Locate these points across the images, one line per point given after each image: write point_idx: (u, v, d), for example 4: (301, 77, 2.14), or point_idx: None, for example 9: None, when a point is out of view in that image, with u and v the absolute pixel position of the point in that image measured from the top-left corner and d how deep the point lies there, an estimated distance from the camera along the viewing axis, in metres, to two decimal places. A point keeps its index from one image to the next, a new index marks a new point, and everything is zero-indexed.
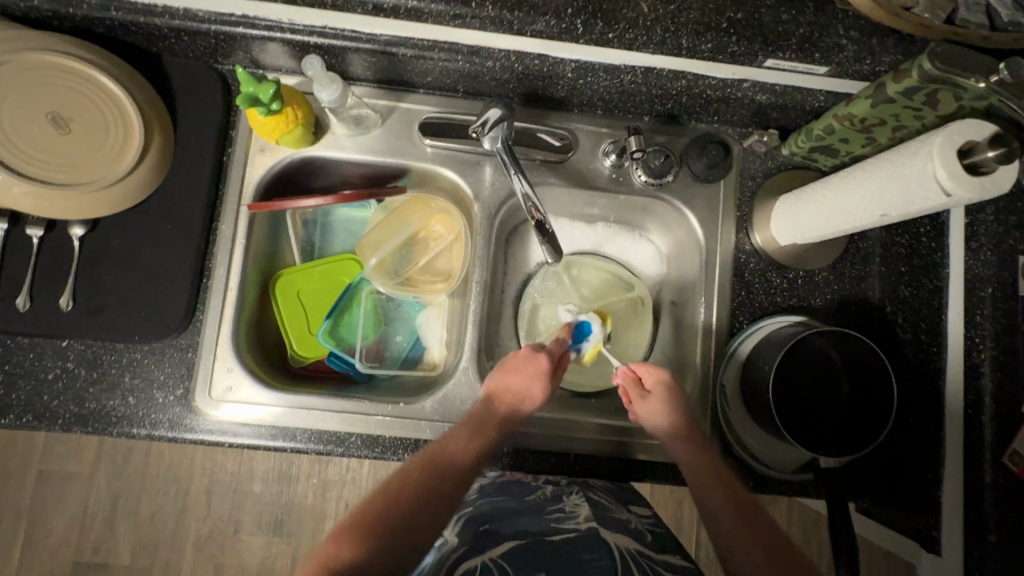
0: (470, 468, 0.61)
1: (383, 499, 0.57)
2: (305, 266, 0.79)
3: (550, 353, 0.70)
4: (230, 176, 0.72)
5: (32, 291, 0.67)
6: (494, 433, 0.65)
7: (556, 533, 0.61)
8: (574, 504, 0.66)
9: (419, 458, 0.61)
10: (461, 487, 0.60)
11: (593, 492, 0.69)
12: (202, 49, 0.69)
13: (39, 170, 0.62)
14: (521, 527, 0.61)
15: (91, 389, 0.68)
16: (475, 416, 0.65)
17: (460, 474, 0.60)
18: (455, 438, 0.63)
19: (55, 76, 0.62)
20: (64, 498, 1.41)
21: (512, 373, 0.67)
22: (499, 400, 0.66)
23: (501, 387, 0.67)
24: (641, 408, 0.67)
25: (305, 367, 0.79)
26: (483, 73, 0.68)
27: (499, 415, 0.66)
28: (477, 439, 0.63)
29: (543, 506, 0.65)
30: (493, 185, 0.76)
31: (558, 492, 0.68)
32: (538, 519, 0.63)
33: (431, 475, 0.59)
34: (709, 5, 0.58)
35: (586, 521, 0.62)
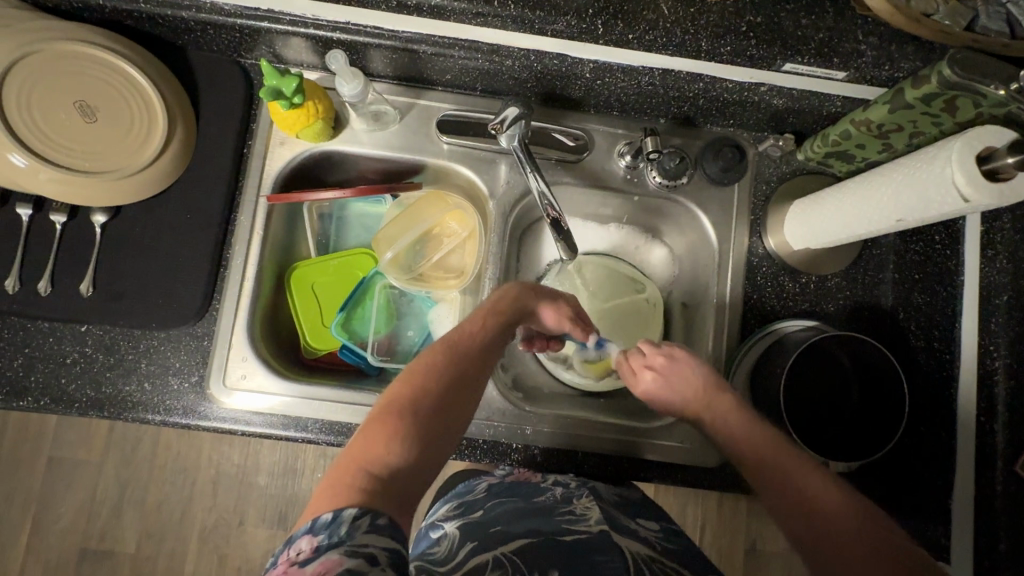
0: (498, 335, 0.58)
1: (418, 387, 0.51)
2: (321, 260, 0.80)
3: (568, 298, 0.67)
4: (249, 168, 0.73)
5: (53, 275, 0.68)
6: (512, 311, 0.60)
7: (566, 533, 0.59)
8: (584, 506, 0.64)
9: (444, 340, 0.56)
10: (490, 347, 0.57)
11: (602, 495, 0.68)
12: (226, 42, 0.70)
13: (65, 156, 0.63)
14: (530, 527, 0.60)
15: (108, 373, 0.69)
16: (500, 304, 0.60)
17: (489, 347, 0.57)
18: (483, 317, 0.59)
19: (83, 65, 0.64)
20: (72, 485, 1.42)
21: (547, 296, 0.64)
22: (510, 311, 0.60)
23: (510, 304, 0.61)
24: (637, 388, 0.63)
25: (318, 359, 0.80)
26: (502, 72, 0.69)
27: (518, 310, 0.61)
28: (495, 318, 0.59)
29: (553, 507, 0.64)
30: (508, 183, 0.76)
31: (568, 495, 0.67)
32: (548, 518, 0.61)
33: (461, 353, 0.55)
34: (729, 8, 0.59)
35: (598, 525, 0.60)
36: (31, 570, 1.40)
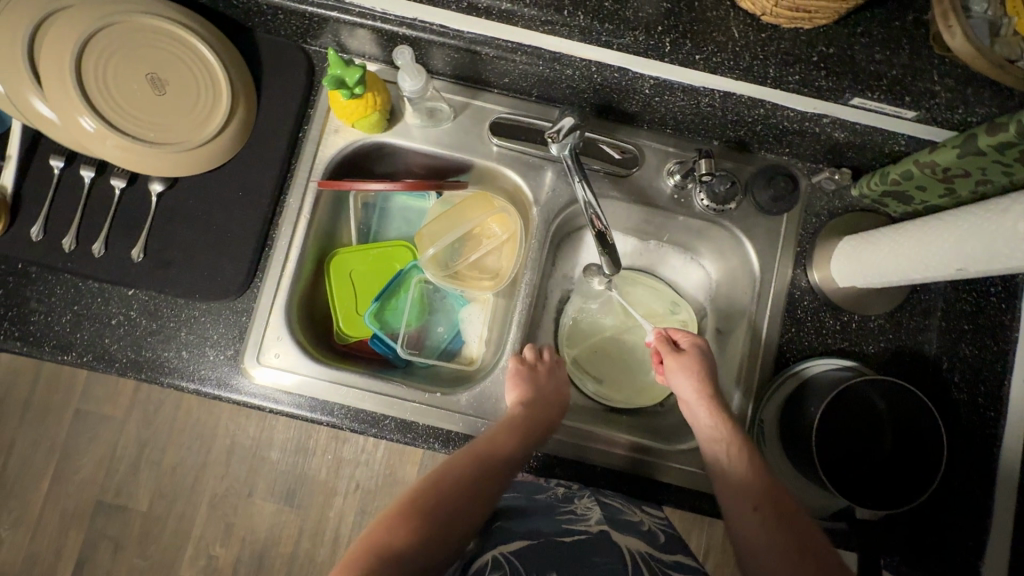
0: (522, 454, 0.65)
1: (435, 492, 0.59)
2: (361, 248, 0.81)
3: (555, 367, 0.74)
4: (302, 152, 0.74)
5: (108, 238, 0.71)
6: (536, 433, 0.67)
7: (566, 534, 0.61)
8: (585, 506, 0.66)
9: (468, 451, 0.64)
10: (509, 468, 0.64)
11: (605, 497, 0.69)
12: (294, 28, 0.72)
13: (131, 126, 0.65)
14: (532, 526, 0.63)
15: (149, 338, 0.71)
16: (521, 422, 0.67)
17: (510, 465, 0.64)
18: (510, 435, 0.66)
19: (158, 40, 0.66)
20: (95, 438, 1.47)
21: (542, 381, 0.72)
22: (535, 422, 0.68)
23: (538, 411, 0.69)
24: (672, 362, 0.70)
25: (348, 345, 0.80)
26: (561, 80, 0.69)
27: (536, 427, 0.68)
28: (519, 442, 0.65)
29: (553, 506, 0.66)
30: (554, 190, 0.77)
31: (569, 493, 0.68)
32: (549, 518, 0.64)
33: (484, 471, 0.62)
34: (801, 37, 0.58)
35: (598, 525, 0.62)
36: (48, 516, 1.45)
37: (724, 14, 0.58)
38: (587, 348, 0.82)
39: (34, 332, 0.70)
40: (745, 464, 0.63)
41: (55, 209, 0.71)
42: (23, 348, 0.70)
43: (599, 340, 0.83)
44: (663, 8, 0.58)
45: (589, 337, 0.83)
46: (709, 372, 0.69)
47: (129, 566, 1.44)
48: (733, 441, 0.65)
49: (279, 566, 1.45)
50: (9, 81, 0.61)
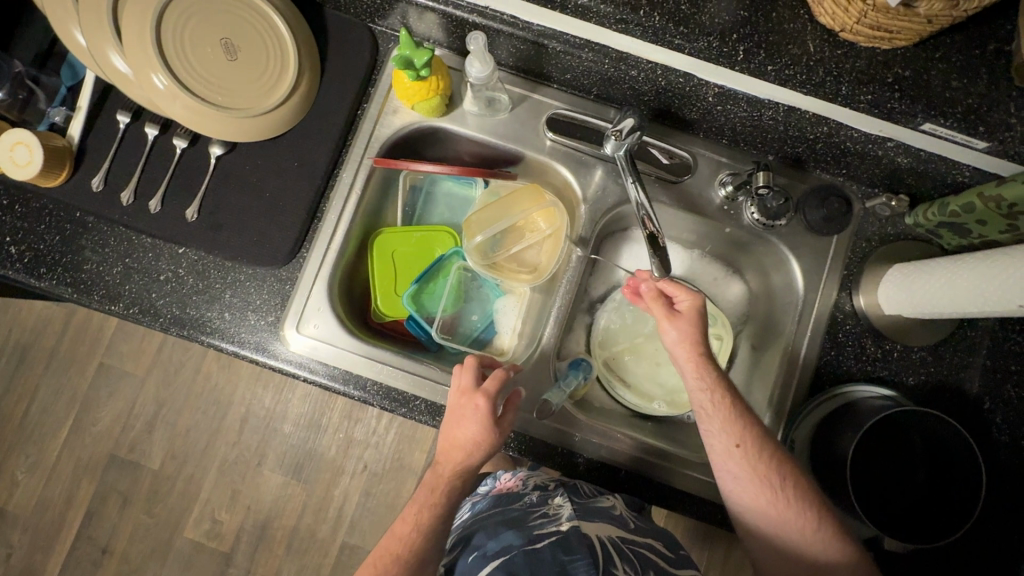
0: (438, 521, 0.61)
1: None
2: (405, 229, 0.81)
3: (486, 392, 0.63)
4: (360, 129, 0.75)
5: (164, 196, 0.72)
6: (449, 491, 0.62)
7: (539, 539, 0.62)
8: (557, 506, 0.69)
9: (382, 546, 0.62)
10: (432, 543, 0.61)
11: (577, 493, 0.73)
12: (364, 8, 0.73)
13: (200, 87, 0.66)
14: (505, 541, 0.63)
15: (194, 297, 0.72)
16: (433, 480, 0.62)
17: (431, 536, 0.61)
18: (420, 503, 0.62)
19: (234, 6, 0.67)
20: (115, 394, 1.50)
21: (454, 418, 0.63)
22: (447, 472, 0.62)
23: (458, 452, 0.62)
24: (667, 324, 0.65)
25: (383, 324, 0.81)
26: (624, 80, 0.69)
27: (454, 471, 0.62)
28: (429, 508, 0.61)
29: (528, 515, 0.68)
30: (603, 190, 0.77)
31: (543, 498, 0.72)
32: (523, 530, 0.65)
33: (401, 558, 0.59)
34: (877, 56, 0.57)
35: (567, 522, 0.65)
36: (62, 464, 1.48)
37: (801, 28, 0.58)
38: (619, 350, 0.82)
39: (84, 280, 0.72)
40: (726, 407, 0.62)
41: (116, 162, 0.72)
42: (73, 295, 0.72)
43: (633, 343, 0.83)
44: (740, 16, 0.58)
45: (622, 340, 0.83)
46: (698, 332, 0.65)
47: (135, 522, 1.46)
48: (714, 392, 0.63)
49: (280, 538, 1.46)
50: (90, 33, 0.63)
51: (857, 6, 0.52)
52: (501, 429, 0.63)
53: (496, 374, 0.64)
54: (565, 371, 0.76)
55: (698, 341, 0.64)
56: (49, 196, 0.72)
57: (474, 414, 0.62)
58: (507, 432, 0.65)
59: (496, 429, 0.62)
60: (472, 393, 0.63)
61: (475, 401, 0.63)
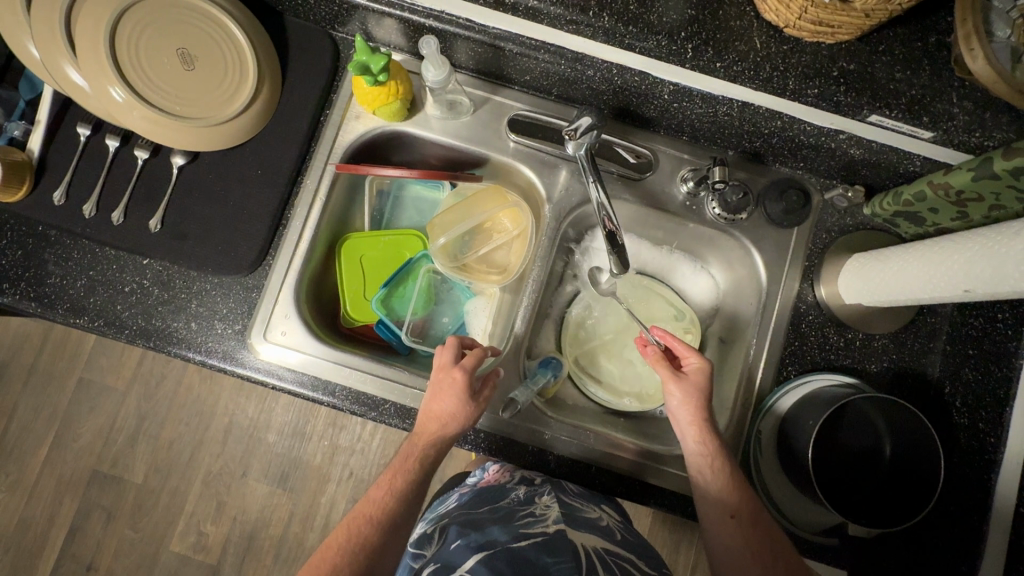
0: (412, 488, 0.63)
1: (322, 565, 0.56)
2: (373, 234, 0.81)
3: (465, 368, 0.66)
4: (323, 135, 0.75)
5: (128, 207, 0.72)
6: (424, 461, 0.63)
7: (525, 538, 0.62)
8: (545, 506, 0.68)
9: (354, 511, 0.61)
10: (406, 509, 0.62)
11: (565, 495, 0.71)
12: (322, 14, 0.73)
13: (158, 98, 0.66)
14: (490, 537, 0.63)
15: (160, 307, 0.72)
16: (410, 452, 0.64)
17: (404, 503, 0.62)
18: (395, 471, 0.63)
19: (189, 16, 0.67)
20: (95, 408, 1.49)
21: (433, 391, 0.66)
22: (423, 443, 0.64)
23: (436, 425, 0.64)
24: (675, 387, 0.66)
25: (353, 329, 0.81)
26: (582, 80, 0.70)
27: (429, 441, 0.64)
28: (404, 475, 0.63)
29: (515, 512, 0.68)
30: (567, 189, 0.77)
31: (530, 495, 0.70)
32: (508, 527, 0.65)
33: (374, 521, 0.60)
34: (822, 51, 0.58)
35: (554, 525, 0.64)
36: (44, 482, 1.46)
37: (747, 24, 0.59)
38: (590, 348, 0.83)
39: (48, 294, 0.72)
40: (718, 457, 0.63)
41: (78, 175, 0.72)
42: (37, 309, 0.72)
43: (602, 341, 0.83)
44: (687, 15, 0.59)
45: (592, 338, 0.83)
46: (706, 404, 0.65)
47: (120, 538, 1.45)
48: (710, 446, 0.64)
49: (267, 548, 1.46)
50: (43, 47, 0.62)
51: (797, 3, 0.53)
52: (478, 403, 0.66)
53: (475, 351, 0.67)
54: (535, 369, 0.77)
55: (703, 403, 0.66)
56: (9, 211, 0.72)
57: (454, 388, 0.65)
58: (483, 410, 0.67)
59: (473, 404, 0.65)
60: (451, 368, 0.67)
61: (454, 375, 0.66)
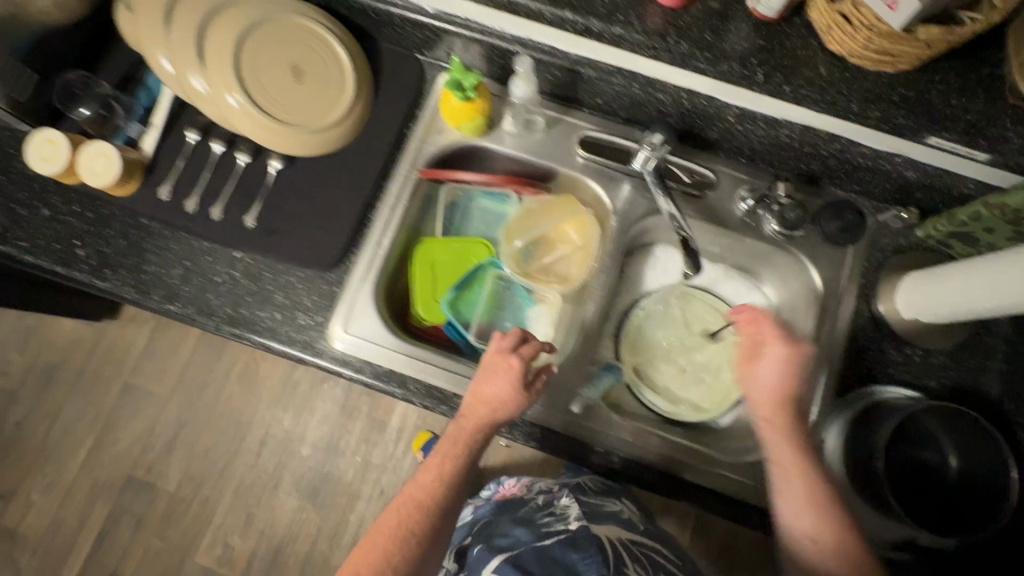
0: (460, 470, 0.66)
1: (380, 554, 0.60)
2: (443, 240, 0.86)
3: (522, 357, 0.69)
4: (407, 146, 0.81)
5: (226, 205, 0.78)
6: (473, 443, 0.66)
7: (548, 535, 0.73)
8: (564, 507, 0.83)
9: (406, 495, 0.65)
10: (454, 493, 0.65)
11: (585, 495, 0.89)
12: (414, 40, 0.81)
13: (268, 105, 0.73)
14: (517, 537, 0.75)
15: (248, 298, 0.76)
16: (463, 435, 0.67)
17: (452, 486, 0.65)
18: (444, 455, 0.66)
19: (301, 36, 0.74)
20: (137, 413, 1.52)
21: (487, 375, 0.68)
22: (473, 423, 0.67)
23: (488, 409, 0.67)
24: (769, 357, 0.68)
25: (421, 328, 0.84)
26: (651, 104, 0.76)
27: (479, 423, 0.67)
28: (452, 459, 0.66)
29: (541, 512, 0.84)
30: (631, 203, 0.82)
31: (550, 499, 0.88)
32: (533, 528, 0.77)
33: (425, 507, 0.64)
34: (881, 80, 0.64)
35: (576, 521, 0.77)
36: (79, 485, 1.48)
37: (812, 53, 0.65)
38: (648, 358, 0.85)
39: (145, 281, 0.77)
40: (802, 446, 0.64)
41: (184, 174, 0.79)
42: (134, 296, 0.77)
43: (660, 352, 0.86)
44: (757, 45, 0.65)
45: (650, 350, 0.86)
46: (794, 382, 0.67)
47: (147, 547, 1.45)
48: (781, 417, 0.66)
49: (293, 566, 1.44)
50: (175, 57, 0.70)
51: (862, 34, 0.59)
52: (530, 392, 0.69)
53: (532, 344, 0.70)
54: (599, 371, 0.82)
55: (789, 383, 0.67)
56: (119, 203, 0.78)
57: (509, 375, 0.68)
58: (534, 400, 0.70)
59: (527, 394, 0.68)
60: (506, 354, 0.69)
61: (509, 361, 0.68)
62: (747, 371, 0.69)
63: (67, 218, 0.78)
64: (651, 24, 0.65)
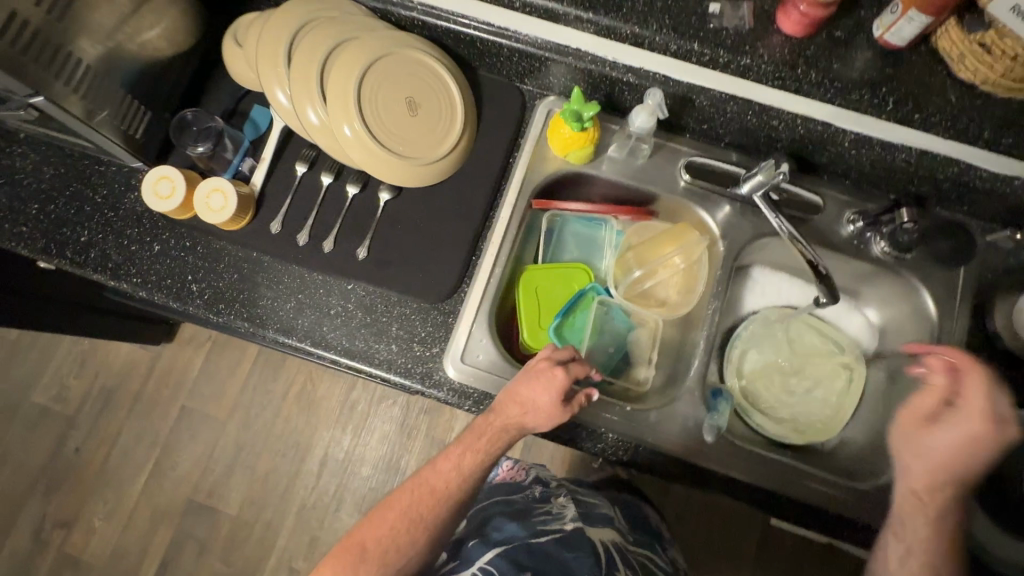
0: (479, 466, 0.68)
1: (388, 531, 0.65)
2: (546, 266, 0.86)
3: (567, 372, 0.69)
4: (513, 174, 0.82)
5: (338, 237, 0.78)
6: (496, 442, 0.68)
7: (542, 534, 0.82)
8: (562, 504, 0.92)
9: (421, 477, 0.68)
10: (469, 488, 0.68)
11: (581, 495, 0.99)
12: (518, 69, 0.82)
13: (386, 138, 0.73)
14: (511, 533, 0.81)
15: (364, 329, 0.76)
16: (489, 432, 0.68)
17: (465, 480, 0.67)
18: (465, 447, 0.68)
19: (417, 69, 0.75)
20: (196, 436, 1.52)
21: (527, 381, 0.69)
22: (502, 424, 0.68)
23: (522, 415, 0.68)
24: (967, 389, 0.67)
25: (526, 355, 0.84)
26: (763, 129, 0.76)
27: (507, 424, 0.68)
28: (472, 454, 0.67)
29: (532, 508, 0.89)
30: (738, 226, 0.82)
31: (548, 493, 0.95)
32: (528, 523, 0.84)
33: (437, 495, 0.67)
34: (1013, 106, 0.65)
35: (571, 522, 0.86)
36: (140, 511, 1.47)
37: (941, 81, 0.66)
38: (754, 382, 0.85)
39: (259, 315, 0.77)
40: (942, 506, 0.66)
41: (294, 207, 0.79)
42: (249, 330, 0.77)
43: (766, 375, 0.85)
44: (885, 74, 0.66)
45: (755, 373, 0.85)
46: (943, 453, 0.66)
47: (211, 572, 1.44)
48: (939, 495, 0.66)
49: None
50: (298, 92, 0.71)
51: (1002, 63, 0.60)
52: (569, 407, 0.69)
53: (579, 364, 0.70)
54: (708, 399, 0.79)
55: (976, 447, 0.65)
56: (231, 238, 0.78)
57: (551, 388, 0.68)
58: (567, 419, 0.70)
59: (563, 411, 0.68)
60: (552, 366, 0.69)
61: (553, 373, 0.68)
62: (917, 437, 0.68)
63: (179, 253, 0.79)
64: (780, 55, 0.66)
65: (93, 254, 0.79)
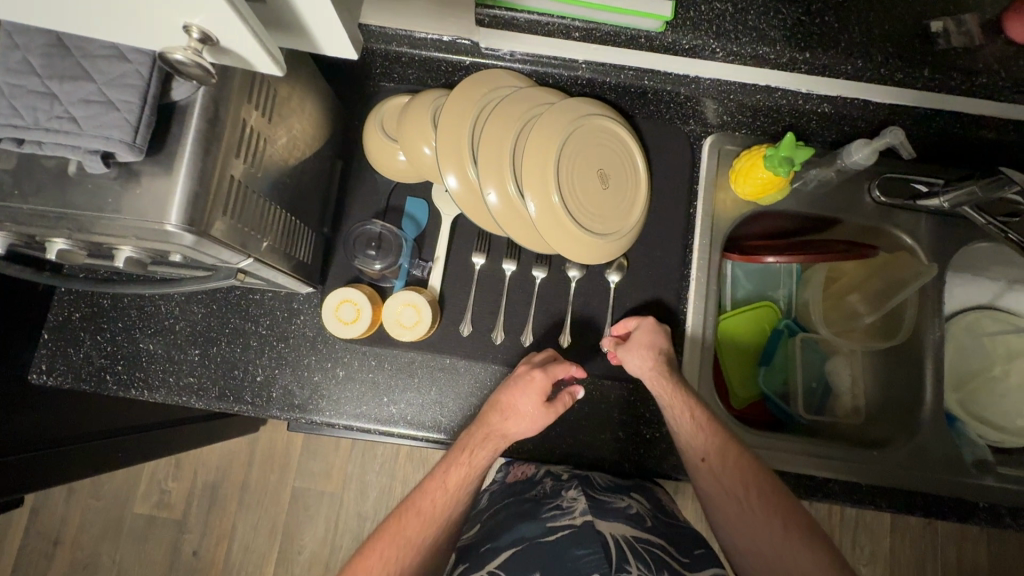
0: (465, 482, 0.63)
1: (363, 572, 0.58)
2: (737, 312, 0.81)
3: (552, 370, 0.65)
4: (698, 224, 0.76)
5: (535, 328, 0.73)
6: (478, 455, 0.63)
7: (550, 533, 0.63)
8: (572, 498, 0.66)
9: (400, 507, 0.62)
10: (459, 508, 0.62)
11: (594, 485, 0.69)
12: (684, 112, 0.75)
13: (583, 217, 0.66)
14: (519, 535, 0.64)
15: (585, 421, 0.72)
16: (460, 447, 0.64)
17: (455, 500, 0.62)
18: (442, 470, 0.63)
19: (602, 139, 0.68)
20: (315, 515, 1.47)
21: (510, 388, 0.64)
22: (476, 433, 0.64)
23: (491, 420, 0.64)
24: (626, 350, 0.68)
25: (744, 410, 0.79)
26: (966, 139, 0.71)
27: (482, 434, 0.64)
28: (457, 468, 0.63)
29: (541, 505, 0.67)
30: (936, 237, 0.78)
31: (558, 487, 0.69)
32: (535, 523, 0.65)
33: (430, 522, 0.61)
34: None
35: (582, 516, 0.63)
36: None
37: None
38: (971, 389, 0.81)
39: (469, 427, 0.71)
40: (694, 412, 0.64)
41: (481, 304, 0.74)
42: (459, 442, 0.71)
43: (976, 379, 0.82)
44: None
45: (967, 379, 0.82)
46: (661, 342, 0.68)
47: None
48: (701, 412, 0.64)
49: None
50: (487, 174, 0.63)
51: None
52: (554, 407, 0.65)
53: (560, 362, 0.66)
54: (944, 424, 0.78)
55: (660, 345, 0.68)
56: (420, 347, 0.72)
57: (537, 389, 0.64)
58: (553, 419, 0.65)
59: (547, 410, 0.64)
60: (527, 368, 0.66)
61: (540, 374, 0.64)
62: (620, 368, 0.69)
63: (366, 373, 0.72)
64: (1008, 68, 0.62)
65: (275, 393, 0.72)
